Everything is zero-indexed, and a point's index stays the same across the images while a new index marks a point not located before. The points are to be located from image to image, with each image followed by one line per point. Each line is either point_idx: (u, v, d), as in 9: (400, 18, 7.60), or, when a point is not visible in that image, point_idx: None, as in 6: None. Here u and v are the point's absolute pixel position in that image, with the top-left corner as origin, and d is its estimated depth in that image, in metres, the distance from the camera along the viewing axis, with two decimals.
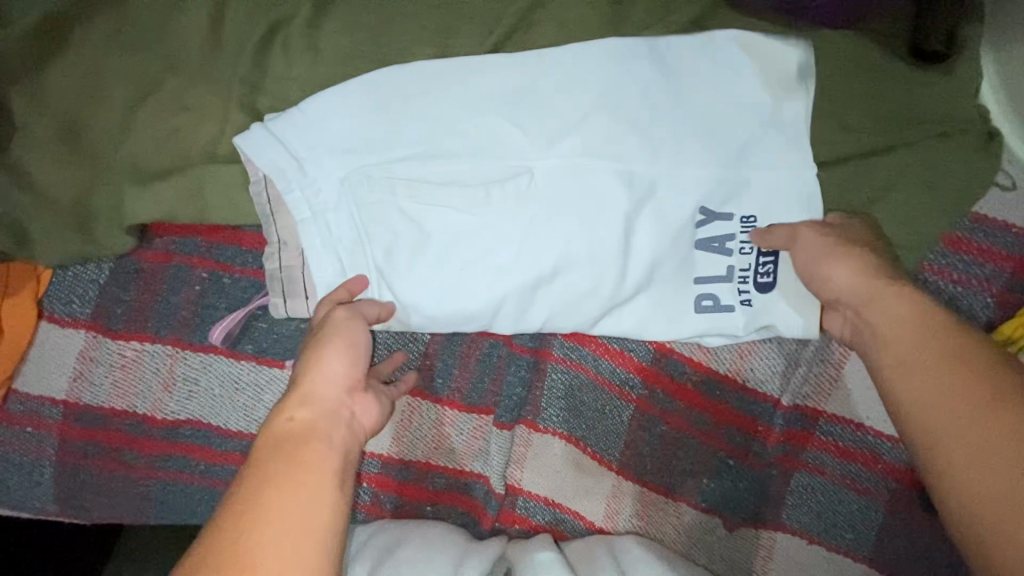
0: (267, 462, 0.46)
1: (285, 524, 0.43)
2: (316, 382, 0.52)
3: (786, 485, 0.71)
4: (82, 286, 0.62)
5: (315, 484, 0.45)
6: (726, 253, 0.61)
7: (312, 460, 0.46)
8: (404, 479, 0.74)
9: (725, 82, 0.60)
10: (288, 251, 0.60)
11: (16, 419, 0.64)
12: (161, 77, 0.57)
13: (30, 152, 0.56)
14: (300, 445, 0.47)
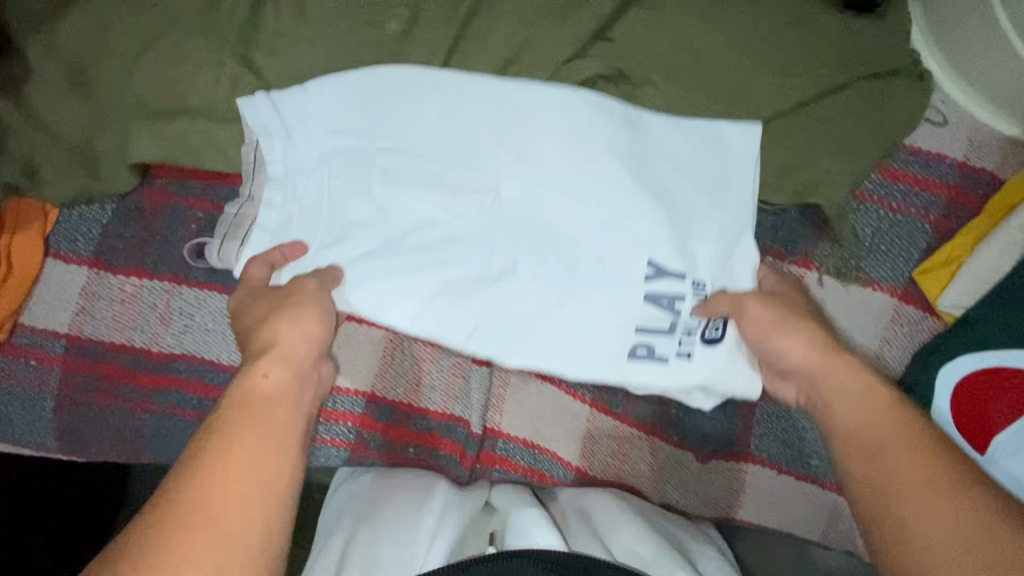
0: (237, 419, 0.50)
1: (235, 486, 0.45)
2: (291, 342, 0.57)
3: (750, 414, 0.76)
4: (85, 225, 0.66)
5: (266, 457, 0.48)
6: (672, 312, 0.66)
7: (281, 419, 0.51)
8: (387, 419, 0.77)
9: (681, 148, 0.67)
10: (253, 204, 0.65)
11: (22, 353, 0.68)
12: (163, 30, 0.63)
13: (40, 95, 0.61)
14: (263, 407, 0.51)
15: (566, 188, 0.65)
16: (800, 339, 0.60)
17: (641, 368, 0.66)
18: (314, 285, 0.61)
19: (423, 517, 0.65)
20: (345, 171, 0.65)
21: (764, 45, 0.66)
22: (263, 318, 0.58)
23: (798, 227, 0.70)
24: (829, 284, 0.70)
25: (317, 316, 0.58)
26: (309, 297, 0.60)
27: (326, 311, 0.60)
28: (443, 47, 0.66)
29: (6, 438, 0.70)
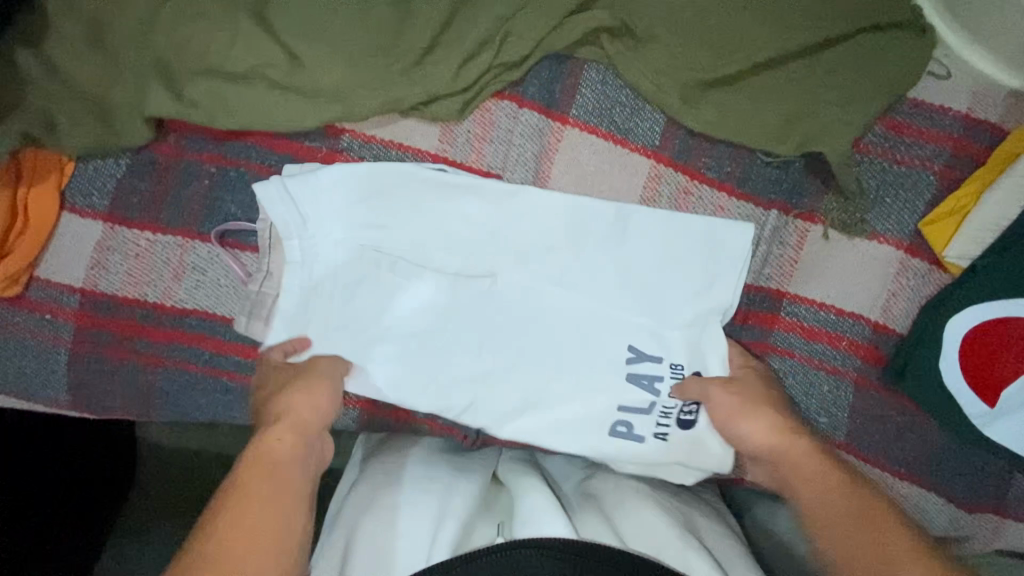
0: (255, 483, 0.52)
1: (243, 555, 0.47)
2: (301, 409, 0.60)
3: None
4: (101, 179, 0.68)
5: (277, 519, 0.50)
6: (652, 392, 0.69)
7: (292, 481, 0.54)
8: None
9: (673, 240, 0.69)
10: (270, 281, 0.68)
11: (37, 306, 0.69)
12: None
13: (59, 48, 0.63)
14: (273, 471, 0.54)
15: (558, 275, 0.70)
16: (761, 422, 0.64)
17: (618, 446, 0.69)
18: (325, 363, 0.66)
19: (431, 484, 0.64)
20: (348, 264, 0.69)
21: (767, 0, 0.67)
22: (276, 392, 0.62)
23: (803, 178, 0.70)
24: (834, 238, 0.71)
25: (325, 385, 0.63)
26: (316, 370, 0.65)
27: (334, 379, 0.65)
28: (449, 7, 0.67)
29: (19, 392, 0.71)
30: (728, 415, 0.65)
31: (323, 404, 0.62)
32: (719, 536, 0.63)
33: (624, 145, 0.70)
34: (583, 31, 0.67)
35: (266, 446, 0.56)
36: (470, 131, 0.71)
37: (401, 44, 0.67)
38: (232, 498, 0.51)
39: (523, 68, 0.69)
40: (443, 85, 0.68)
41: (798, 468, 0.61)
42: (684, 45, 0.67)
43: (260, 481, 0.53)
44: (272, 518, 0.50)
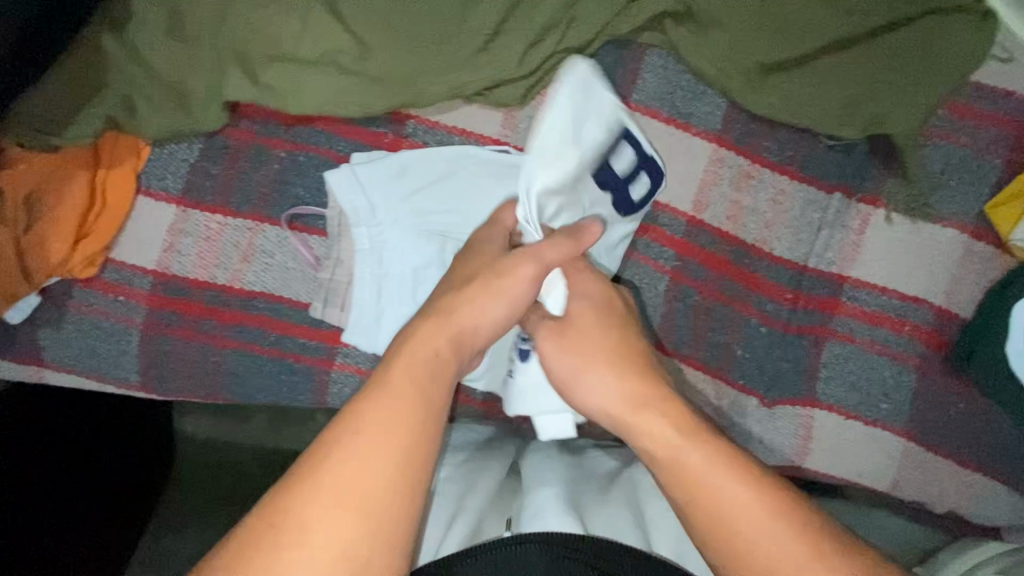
0: (395, 395, 0.46)
1: (367, 475, 0.42)
2: (466, 318, 0.53)
3: (818, 356, 0.74)
4: (174, 164, 0.69)
5: (405, 443, 0.44)
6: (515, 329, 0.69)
7: (433, 402, 0.47)
8: None
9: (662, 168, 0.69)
10: (343, 268, 0.69)
11: (110, 288, 0.71)
12: None
13: (140, 33, 0.64)
14: (420, 388, 0.47)
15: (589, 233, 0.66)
16: (610, 378, 0.55)
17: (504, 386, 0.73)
18: (528, 272, 0.55)
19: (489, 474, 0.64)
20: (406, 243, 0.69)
21: None
22: (443, 291, 0.55)
23: (867, 161, 0.70)
24: (897, 221, 0.70)
25: (496, 297, 0.54)
26: (511, 280, 0.55)
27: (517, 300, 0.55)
28: None
29: (91, 372, 0.73)
30: (569, 380, 0.57)
31: (490, 308, 0.54)
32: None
33: (686, 129, 0.70)
34: (646, 15, 0.68)
35: (414, 354, 0.49)
36: (531, 116, 0.71)
37: (467, 29, 0.68)
38: (368, 403, 0.46)
39: (587, 53, 0.70)
40: (508, 71, 0.69)
41: (668, 455, 0.49)
42: (749, 27, 0.68)
43: (403, 395, 0.46)
44: (409, 436, 0.44)
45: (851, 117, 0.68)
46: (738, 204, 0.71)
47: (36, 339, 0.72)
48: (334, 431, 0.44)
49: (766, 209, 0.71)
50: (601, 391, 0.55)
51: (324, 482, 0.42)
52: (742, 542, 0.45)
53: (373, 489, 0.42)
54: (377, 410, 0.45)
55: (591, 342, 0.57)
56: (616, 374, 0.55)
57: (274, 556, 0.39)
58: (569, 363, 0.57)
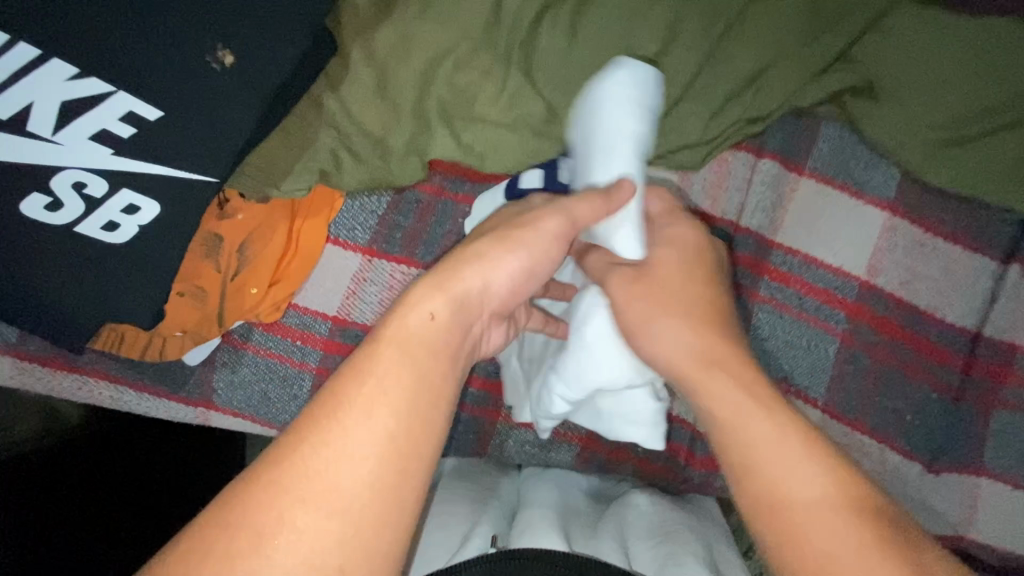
0: (386, 369, 0.43)
1: (348, 473, 0.39)
2: (469, 281, 0.48)
3: (985, 425, 0.72)
4: (364, 215, 0.72)
5: (394, 431, 0.41)
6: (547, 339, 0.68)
7: (433, 379, 0.44)
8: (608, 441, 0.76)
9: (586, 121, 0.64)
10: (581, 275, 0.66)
11: (289, 333, 0.72)
12: (454, 45, 0.67)
13: (352, 94, 0.66)
14: (417, 357, 0.44)
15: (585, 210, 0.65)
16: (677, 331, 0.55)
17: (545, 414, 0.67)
18: (555, 229, 0.52)
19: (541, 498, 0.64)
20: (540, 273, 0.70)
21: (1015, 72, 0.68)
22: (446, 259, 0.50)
23: None
24: None
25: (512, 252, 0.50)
26: (537, 235, 0.51)
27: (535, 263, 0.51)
28: (694, 60, 0.70)
29: (259, 414, 0.73)
30: (635, 328, 0.57)
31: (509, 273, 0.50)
32: (729, 559, 0.59)
33: (857, 196, 0.73)
34: (830, 89, 0.72)
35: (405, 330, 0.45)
36: (706, 178, 0.75)
37: (659, 92, 0.70)
38: (351, 396, 0.41)
39: (767, 121, 0.73)
40: (692, 137, 0.72)
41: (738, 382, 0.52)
42: (928, 105, 0.70)
43: (393, 368, 0.43)
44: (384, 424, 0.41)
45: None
46: (912, 270, 0.73)
47: (210, 381, 0.73)
48: (299, 426, 0.40)
49: (939, 275, 0.72)
50: (678, 296, 0.56)
51: (291, 477, 0.38)
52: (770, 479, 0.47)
53: (360, 484, 0.39)
54: (369, 405, 0.41)
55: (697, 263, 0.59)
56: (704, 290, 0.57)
57: (247, 554, 0.36)
58: (638, 307, 0.57)
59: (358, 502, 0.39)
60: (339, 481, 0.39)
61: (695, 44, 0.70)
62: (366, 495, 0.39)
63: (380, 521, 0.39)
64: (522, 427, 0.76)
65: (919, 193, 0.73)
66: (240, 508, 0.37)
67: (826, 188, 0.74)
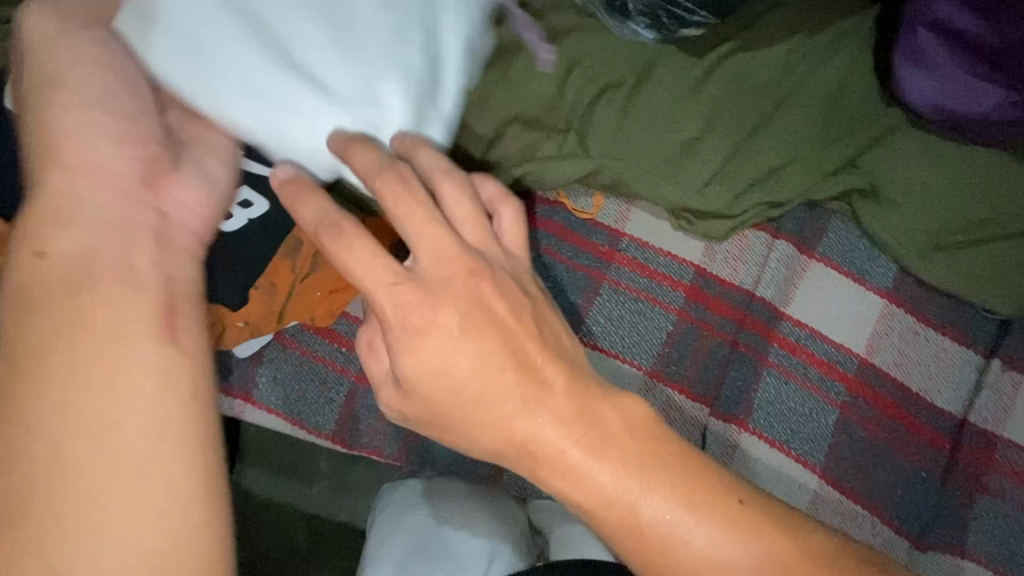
0: (72, 314, 0.42)
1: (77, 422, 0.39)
2: (90, 192, 0.46)
3: (971, 508, 0.76)
4: None
5: (150, 372, 0.42)
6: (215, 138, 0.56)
7: (138, 302, 0.44)
8: None
9: None
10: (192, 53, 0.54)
11: (337, 339, 0.78)
12: (523, 110, 0.82)
13: None
14: (100, 285, 0.43)
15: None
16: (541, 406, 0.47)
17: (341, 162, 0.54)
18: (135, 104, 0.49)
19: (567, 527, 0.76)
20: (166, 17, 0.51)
21: (985, 190, 0.82)
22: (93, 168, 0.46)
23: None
24: None
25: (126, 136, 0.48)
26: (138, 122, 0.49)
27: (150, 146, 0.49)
28: (723, 147, 0.83)
29: (292, 414, 0.77)
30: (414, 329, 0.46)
31: (123, 174, 0.47)
32: None
33: (860, 282, 0.83)
34: (839, 188, 0.84)
35: (48, 275, 0.43)
36: (727, 251, 0.84)
37: (694, 169, 0.82)
38: (38, 363, 0.40)
39: (783, 208, 0.84)
40: (720, 211, 0.82)
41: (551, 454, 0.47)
42: (921, 208, 0.82)
43: (74, 312, 0.42)
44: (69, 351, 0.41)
45: (1003, 294, 0.79)
46: (904, 354, 0.80)
47: (253, 375, 0.77)
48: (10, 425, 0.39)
49: (928, 361, 0.80)
50: (456, 369, 0.46)
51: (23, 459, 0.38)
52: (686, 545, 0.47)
53: (123, 429, 0.40)
54: (71, 360, 0.40)
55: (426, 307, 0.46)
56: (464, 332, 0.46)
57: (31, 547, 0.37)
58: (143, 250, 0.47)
59: (128, 450, 0.40)
60: (77, 441, 0.39)
61: (724, 133, 0.84)
62: (132, 441, 0.41)
63: (172, 445, 0.42)
64: None
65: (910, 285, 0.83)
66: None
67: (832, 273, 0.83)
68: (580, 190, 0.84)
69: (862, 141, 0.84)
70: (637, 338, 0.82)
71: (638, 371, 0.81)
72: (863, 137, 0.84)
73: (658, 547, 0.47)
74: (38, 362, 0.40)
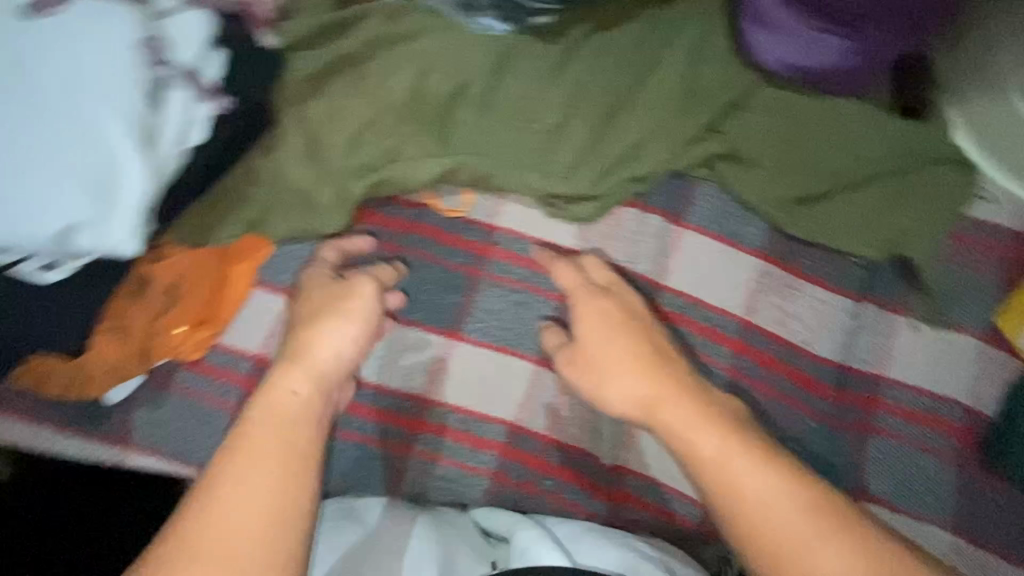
0: (257, 437, 0.60)
1: (242, 512, 0.54)
2: (320, 354, 0.69)
3: (865, 451, 0.79)
4: (291, 260, 0.80)
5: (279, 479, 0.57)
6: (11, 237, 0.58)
7: (300, 435, 0.62)
8: (518, 476, 0.80)
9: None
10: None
11: (212, 370, 0.77)
12: (381, 115, 0.80)
13: (279, 154, 0.76)
14: (281, 419, 0.62)
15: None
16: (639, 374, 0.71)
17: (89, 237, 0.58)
18: (316, 277, 0.75)
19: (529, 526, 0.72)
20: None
21: (842, 138, 0.84)
22: (298, 328, 0.71)
23: (887, 277, 0.83)
24: (921, 327, 0.81)
25: (352, 319, 0.71)
26: (318, 290, 0.74)
27: (368, 309, 0.73)
28: (586, 131, 0.84)
29: (178, 454, 0.76)
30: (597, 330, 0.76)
31: (342, 342, 0.70)
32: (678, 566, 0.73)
33: (733, 245, 0.84)
34: (701, 155, 0.84)
35: (282, 405, 0.63)
36: (602, 231, 0.85)
37: (562, 153, 0.83)
38: (219, 475, 0.57)
39: (648, 182, 0.85)
40: (586, 194, 0.83)
41: (674, 423, 0.67)
42: (782, 165, 0.83)
43: (264, 433, 0.61)
44: (284, 470, 0.58)
45: (870, 239, 0.81)
46: (783, 310, 0.82)
47: (130, 420, 0.76)
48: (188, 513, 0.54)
49: (808, 315, 0.82)
50: (599, 346, 0.75)
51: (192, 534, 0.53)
52: (744, 484, 0.59)
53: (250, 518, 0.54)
54: (247, 465, 0.58)
55: (618, 355, 0.73)
56: (631, 372, 0.72)
57: None
58: (302, 341, 0.70)
59: (248, 540, 0.53)
60: (220, 534, 0.53)
61: (587, 115, 0.85)
62: (256, 533, 0.54)
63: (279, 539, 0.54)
64: (442, 463, 0.80)
65: (779, 240, 0.84)
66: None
67: (706, 240, 0.84)
68: (446, 188, 0.84)
69: (719, 106, 0.85)
70: (522, 330, 0.82)
71: (524, 362, 0.81)
72: (721, 101, 0.85)
73: (733, 490, 0.59)
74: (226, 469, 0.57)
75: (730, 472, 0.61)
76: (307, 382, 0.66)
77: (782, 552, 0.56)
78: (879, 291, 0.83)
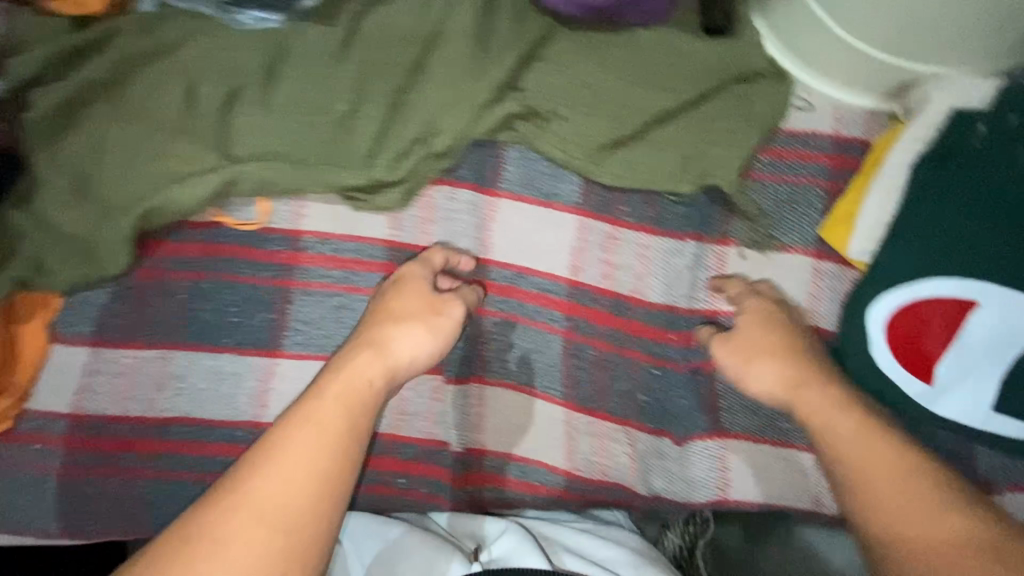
0: (319, 413, 0.61)
1: (294, 493, 0.55)
2: (397, 345, 0.69)
3: (712, 388, 0.80)
4: (86, 308, 0.76)
5: (327, 464, 0.58)
6: None
7: (355, 428, 0.62)
8: (369, 481, 0.81)
9: None
10: None
11: (27, 438, 0.75)
12: (150, 137, 0.75)
13: (46, 202, 0.73)
14: (349, 403, 0.63)
15: None
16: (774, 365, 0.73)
17: None
18: (419, 269, 0.75)
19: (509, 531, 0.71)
20: None
21: (643, 73, 0.79)
22: (383, 320, 0.71)
23: (708, 210, 0.81)
24: (748, 255, 0.80)
25: (421, 325, 0.71)
26: (415, 279, 0.74)
27: (443, 322, 0.72)
28: (377, 111, 0.78)
29: (11, 528, 0.74)
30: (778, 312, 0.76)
31: (415, 339, 0.70)
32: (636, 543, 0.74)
33: (548, 206, 0.81)
34: (502, 117, 0.79)
35: (348, 385, 0.64)
36: (415, 215, 0.81)
37: (357, 141, 0.78)
38: (265, 448, 0.58)
39: (451, 156, 0.80)
40: (386, 180, 0.78)
41: (815, 410, 0.69)
42: (588, 112, 0.79)
43: (328, 411, 0.61)
44: (339, 465, 0.59)
45: (687, 174, 0.79)
46: (609, 264, 0.81)
47: None
48: (235, 480, 0.56)
49: (634, 263, 0.81)
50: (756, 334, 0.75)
51: (235, 501, 0.55)
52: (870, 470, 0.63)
53: (289, 499, 0.55)
54: (286, 443, 0.58)
55: (759, 344, 0.74)
56: (776, 363, 0.73)
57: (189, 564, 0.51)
58: (369, 335, 0.69)
59: (278, 521, 0.54)
60: (262, 509, 0.54)
61: (377, 95, 0.79)
62: (287, 515, 0.54)
63: (308, 530, 0.55)
64: None
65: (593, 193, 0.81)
66: (185, 539, 0.53)
67: (521, 207, 0.81)
68: (238, 200, 0.79)
69: (513, 60, 0.78)
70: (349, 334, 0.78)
71: None
72: (513, 54, 0.79)
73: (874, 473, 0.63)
74: (271, 445, 0.58)
75: (869, 458, 0.64)
76: (379, 364, 0.67)
77: (891, 531, 0.59)
78: (705, 226, 0.81)
